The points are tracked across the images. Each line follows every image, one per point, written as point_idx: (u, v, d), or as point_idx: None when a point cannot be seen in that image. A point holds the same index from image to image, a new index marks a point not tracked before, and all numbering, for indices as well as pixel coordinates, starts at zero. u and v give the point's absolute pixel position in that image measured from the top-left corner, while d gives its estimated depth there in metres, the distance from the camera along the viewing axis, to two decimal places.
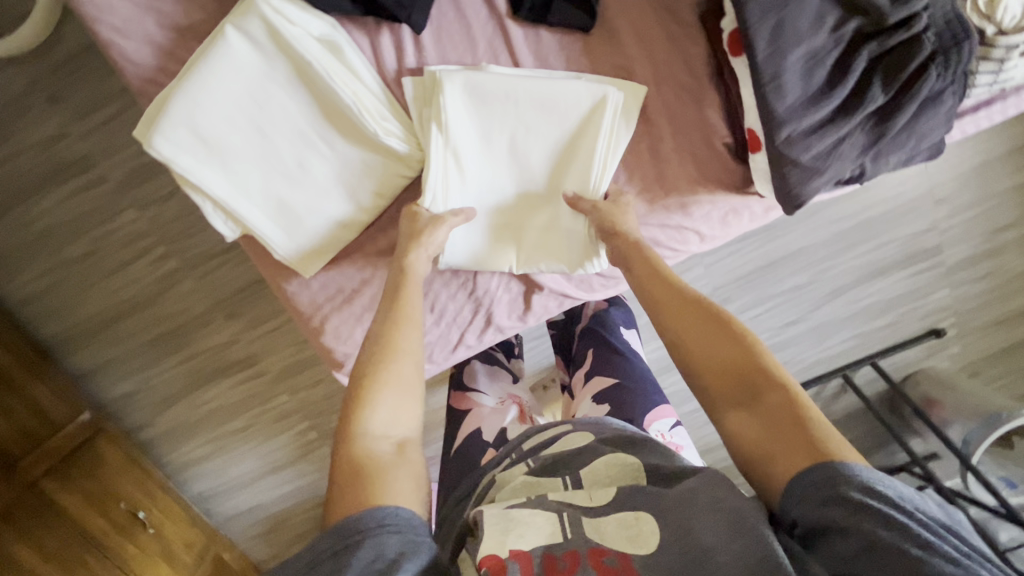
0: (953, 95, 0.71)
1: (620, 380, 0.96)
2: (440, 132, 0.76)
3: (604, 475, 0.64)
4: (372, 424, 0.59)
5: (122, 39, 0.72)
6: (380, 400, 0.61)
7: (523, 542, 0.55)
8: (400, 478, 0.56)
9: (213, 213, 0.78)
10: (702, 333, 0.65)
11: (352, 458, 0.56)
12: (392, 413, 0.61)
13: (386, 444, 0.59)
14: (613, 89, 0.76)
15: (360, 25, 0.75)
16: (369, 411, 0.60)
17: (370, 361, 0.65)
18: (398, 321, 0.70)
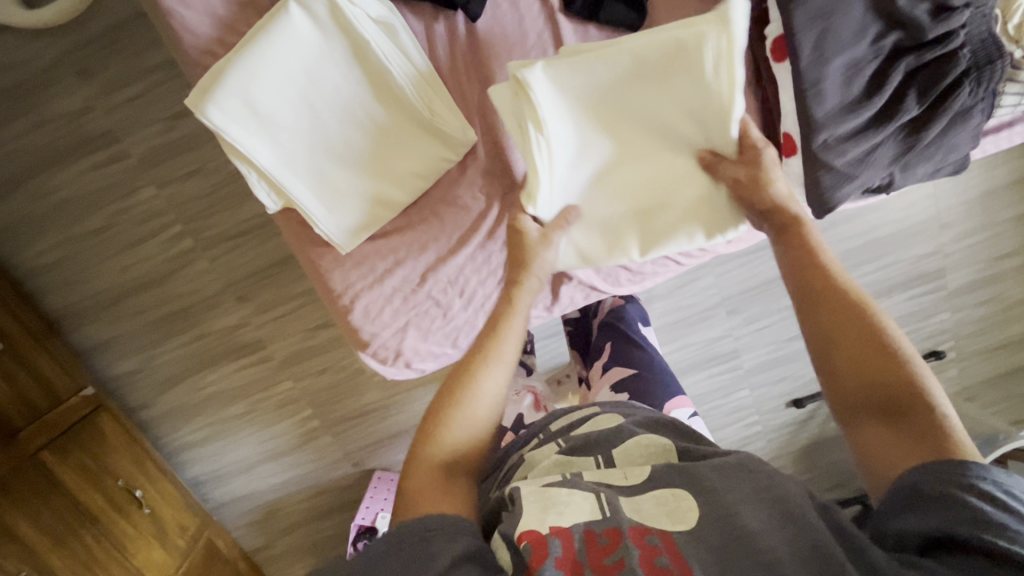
0: (982, 112, 0.74)
1: (637, 371, 1.00)
2: (540, 132, 0.73)
3: (635, 455, 0.67)
4: (439, 449, 0.65)
5: (185, 9, 0.74)
6: (449, 426, 0.67)
7: (562, 519, 0.56)
8: (454, 497, 0.62)
9: (257, 183, 0.79)
10: (858, 335, 0.60)
11: (416, 473, 0.63)
12: (458, 439, 0.67)
13: (447, 465, 0.65)
14: (708, 28, 0.66)
15: (417, 12, 0.78)
16: (440, 435, 0.66)
17: (449, 393, 0.70)
18: (478, 356, 0.73)
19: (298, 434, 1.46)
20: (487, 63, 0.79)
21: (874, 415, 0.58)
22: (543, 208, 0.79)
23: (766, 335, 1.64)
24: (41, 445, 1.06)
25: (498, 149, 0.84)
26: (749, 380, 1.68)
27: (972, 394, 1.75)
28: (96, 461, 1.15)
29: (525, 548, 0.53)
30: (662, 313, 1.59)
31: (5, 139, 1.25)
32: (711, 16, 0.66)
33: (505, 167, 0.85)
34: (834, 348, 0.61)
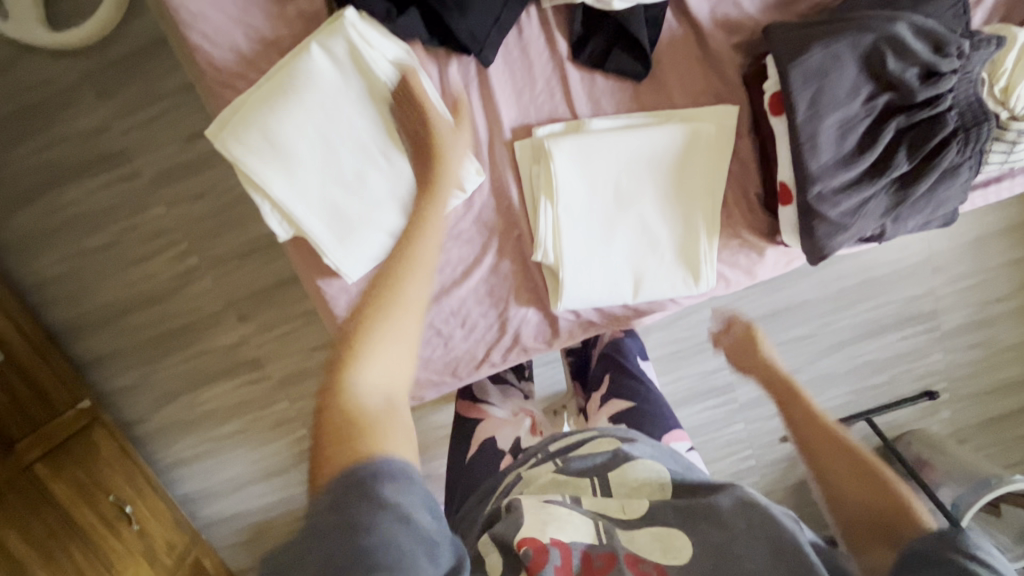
0: (970, 170, 0.77)
1: (635, 405, 1.01)
2: (553, 196, 0.84)
3: (630, 483, 0.68)
4: (366, 374, 0.46)
5: (210, 47, 0.77)
6: (378, 340, 0.48)
7: (562, 533, 0.59)
8: (398, 435, 0.47)
9: (270, 213, 0.82)
10: (844, 465, 0.67)
11: (337, 415, 0.45)
12: (393, 355, 0.48)
13: (380, 396, 0.47)
14: (698, 123, 0.82)
15: (431, 54, 0.82)
16: (359, 363, 0.46)
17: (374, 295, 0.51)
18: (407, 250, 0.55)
19: (291, 455, 1.46)
20: (497, 105, 0.83)
21: (874, 532, 0.60)
22: (548, 255, 0.87)
23: None
24: (36, 458, 1.07)
25: (505, 187, 0.87)
26: (744, 414, 1.68)
27: (965, 435, 1.76)
28: (90, 477, 1.15)
29: (526, 554, 0.55)
30: (659, 344, 1.61)
31: (22, 154, 1.28)
32: (707, 112, 0.82)
33: (510, 205, 0.88)
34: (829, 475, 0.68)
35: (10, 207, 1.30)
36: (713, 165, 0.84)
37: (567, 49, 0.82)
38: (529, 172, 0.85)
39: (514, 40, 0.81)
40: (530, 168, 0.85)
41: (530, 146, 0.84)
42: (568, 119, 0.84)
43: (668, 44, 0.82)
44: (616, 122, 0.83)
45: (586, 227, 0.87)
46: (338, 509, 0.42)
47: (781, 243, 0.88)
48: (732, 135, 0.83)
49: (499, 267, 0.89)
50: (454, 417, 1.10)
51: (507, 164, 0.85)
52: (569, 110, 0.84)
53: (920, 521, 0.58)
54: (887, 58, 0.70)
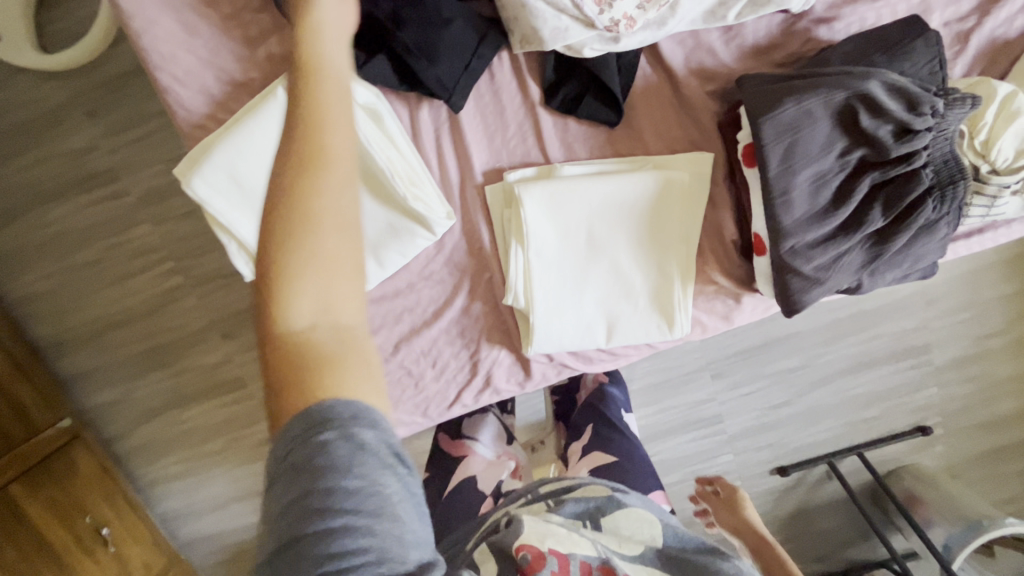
0: (948, 225, 0.75)
1: (614, 460, 0.99)
2: (523, 240, 0.83)
3: (621, 531, 0.69)
4: (303, 311, 0.41)
5: (180, 87, 0.77)
6: (303, 275, 0.41)
7: (560, 545, 0.62)
8: (354, 365, 0.42)
9: (237, 253, 0.81)
10: None
11: (283, 366, 0.41)
12: (334, 282, 0.42)
13: (322, 327, 0.42)
14: (671, 171, 0.81)
15: (402, 97, 0.81)
16: (285, 303, 0.41)
17: (282, 220, 0.42)
18: (305, 160, 0.43)
19: None
20: (468, 148, 0.82)
21: None
22: (519, 298, 0.85)
23: (752, 399, 1.63)
24: (12, 477, 1.03)
25: (476, 229, 0.85)
26: (733, 444, 1.66)
27: (960, 471, 1.72)
28: (67, 493, 1.10)
29: (524, 557, 0.60)
30: (646, 373, 1.59)
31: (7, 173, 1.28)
32: (680, 161, 0.81)
33: (482, 248, 0.86)
34: None
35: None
36: (687, 211, 0.83)
37: (539, 93, 0.81)
38: (501, 216, 0.84)
39: (486, 83, 0.80)
40: (501, 212, 0.84)
41: (501, 190, 0.83)
42: (541, 164, 0.83)
43: (642, 89, 0.81)
44: (588, 168, 0.82)
45: (557, 271, 0.85)
46: (300, 464, 0.39)
47: (758, 292, 0.87)
48: (706, 182, 0.82)
49: (470, 309, 0.88)
50: (436, 450, 1.09)
51: (477, 207, 0.84)
52: (541, 154, 0.83)
53: None
54: (859, 114, 0.69)
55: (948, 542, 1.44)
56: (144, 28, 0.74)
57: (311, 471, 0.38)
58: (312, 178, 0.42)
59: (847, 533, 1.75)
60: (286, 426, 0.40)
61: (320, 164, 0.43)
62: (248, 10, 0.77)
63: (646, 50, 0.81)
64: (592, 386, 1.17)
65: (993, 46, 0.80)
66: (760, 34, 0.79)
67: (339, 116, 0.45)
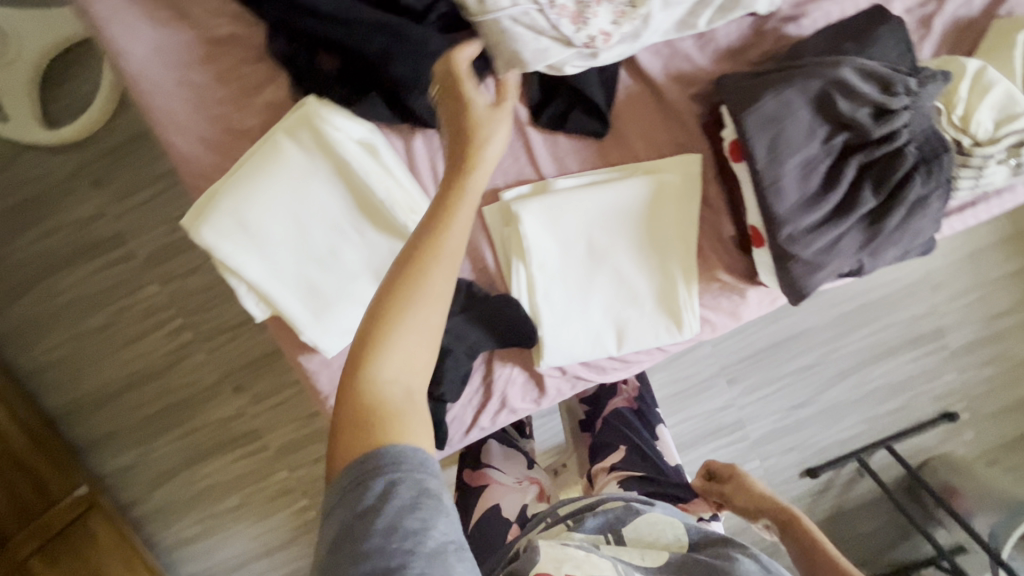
0: (939, 199, 0.77)
1: (643, 475, 1.00)
2: (525, 255, 0.84)
3: (645, 537, 0.70)
4: (383, 372, 0.47)
5: (184, 141, 0.80)
6: (395, 339, 0.48)
7: (578, 571, 0.60)
8: (420, 424, 0.48)
9: (247, 294, 0.82)
10: None
11: (354, 397, 0.47)
12: (407, 352, 0.48)
13: (400, 388, 0.48)
14: (662, 174, 0.83)
15: (396, 130, 0.83)
16: (385, 350, 0.48)
17: (395, 294, 0.49)
18: (423, 255, 0.50)
19: (292, 528, 1.41)
20: None
21: None
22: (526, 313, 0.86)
23: (771, 402, 1.61)
24: (31, 551, 1.00)
25: (479, 251, 0.87)
26: (758, 450, 1.62)
27: (992, 457, 1.69)
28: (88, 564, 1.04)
29: None
30: (662, 385, 1.58)
31: (16, 247, 1.31)
32: (670, 165, 0.84)
33: (486, 269, 0.88)
34: None
35: (9, 298, 1.32)
36: (681, 212, 0.85)
37: (527, 113, 0.84)
38: (501, 235, 0.86)
39: None
40: (501, 231, 0.86)
41: (499, 210, 0.85)
42: (535, 181, 0.85)
43: (625, 99, 0.84)
44: (581, 179, 0.84)
45: (560, 282, 0.87)
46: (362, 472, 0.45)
47: (762, 285, 0.88)
48: (698, 182, 0.84)
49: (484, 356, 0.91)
50: (459, 485, 1.06)
51: (477, 228, 0.86)
52: (534, 171, 0.85)
53: None
54: (836, 99, 0.71)
55: (993, 530, 1.39)
56: (147, 89, 0.78)
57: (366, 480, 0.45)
58: (412, 279, 0.49)
59: (889, 533, 1.69)
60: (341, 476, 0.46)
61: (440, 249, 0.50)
62: (242, 62, 0.81)
63: (625, 63, 0.84)
64: (608, 411, 1.17)
65: (956, 26, 0.84)
66: (732, 37, 0.82)
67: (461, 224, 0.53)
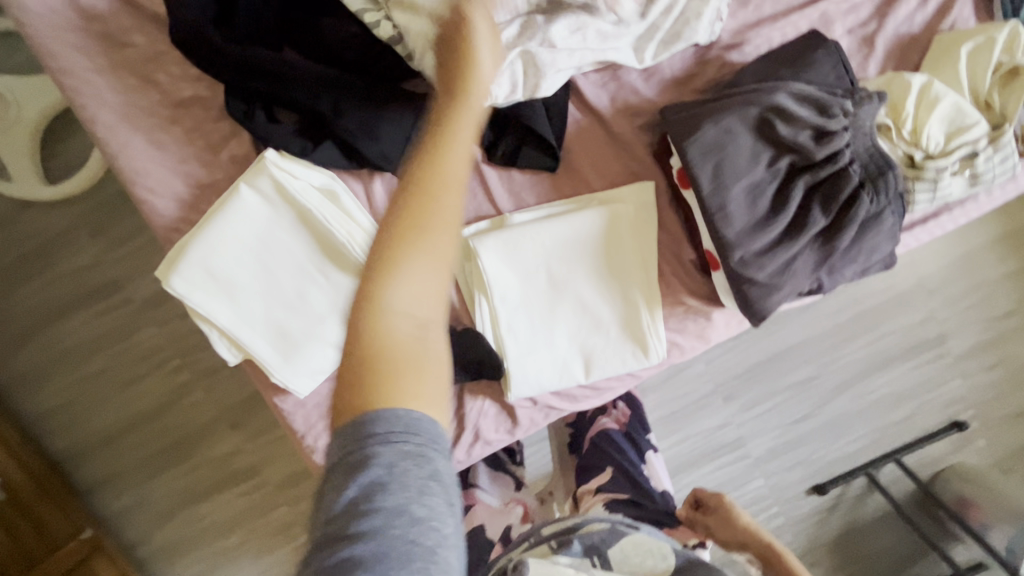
0: (893, 214, 0.76)
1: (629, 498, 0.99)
2: (486, 289, 0.86)
3: (630, 561, 0.71)
4: (393, 302, 0.45)
5: (154, 198, 0.83)
6: (407, 269, 0.45)
7: None
8: (433, 370, 0.46)
9: (218, 340, 0.85)
10: None
11: (364, 336, 0.45)
12: (424, 281, 0.46)
13: (411, 323, 0.45)
14: (615, 204, 0.85)
15: (355, 174, 0.86)
16: (396, 279, 0.45)
17: (402, 219, 0.46)
18: (430, 167, 0.47)
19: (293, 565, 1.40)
20: None
21: None
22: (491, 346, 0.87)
23: (771, 418, 1.58)
24: None
25: None
26: (762, 468, 1.58)
27: (1009, 465, 1.63)
28: None
29: None
30: (657, 405, 1.55)
31: (19, 298, 1.36)
32: (622, 194, 0.85)
33: (450, 304, 0.89)
34: None
35: (14, 347, 1.37)
36: (637, 240, 0.86)
37: (481, 152, 0.86)
38: (463, 270, 0.87)
39: None
40: (462, 266, 0.87)
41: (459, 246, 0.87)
42: (493, 216, 0.87)
43: (575, 133, 0.86)
44: (536, 213, 0.86)
45: (523, 313, 0.88)
46: (367, 443, 0.42)
47: (725, 306, 0.88)
48: (651, 210, 0.86)
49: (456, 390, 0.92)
50: None
51: None
52: (492, 207, 0.87)
53: None
54: (775, 124, 0.72)
55: (1011, 545, 1.34)
56: (118, 150, 0.82)
57: (373, 456, 0.42)
58: (425, 188, 0.46)
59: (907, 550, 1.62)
60: (349, 429, 0.43)
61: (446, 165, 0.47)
62: (207, 120, 0.85)
63: (573, 97, 0.86)
64: (594, 431, 1.11)
65: (900, 42, 0.85)
66: (676, 67, 0.85)
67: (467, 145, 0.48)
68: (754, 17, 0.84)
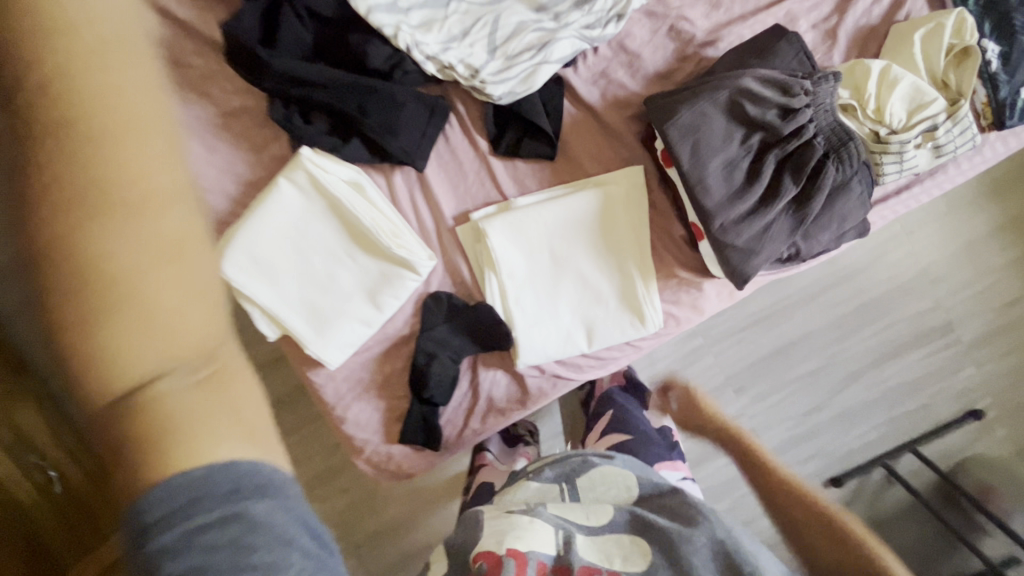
0: (859, 182, 0.85)
1: (628, 437, 1.03)
2: (495, 266, 0.96)
3: (595, 490, 0.82)
4: (123, 386, 0.37)
5: (207, 195, 0.97)
6: (114, 339, 0.37)
7: (519, 544, 0.66)
8: (208, 421, 0.39)
9: (260, 317, 0.96)
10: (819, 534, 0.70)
11: (112, 440, 0.38)
12: (148, 330, 0.38)
13: (155, 382, 0.38)
14: (609, 186, 0.95)
15: (378, 169, 0.98)
16: (121, 359, 0.37)
17: (81, 290, 0.37)
18: (73, 204, 0.38)
19: None
20: (437, 199, 0.98)
21: None
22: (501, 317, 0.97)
23: (784, 411, 1.61)
24: None
25: (456, 267, 0.99)
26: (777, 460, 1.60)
27: None
28: None
29: (481, 566, 0.64)
30: None
31: None
32: (615, 178, 0.95)
33: (464, 281, 1.00)
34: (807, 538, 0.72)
35: None
36: (630, 218, 0.95)
37: (487, 144, 0.97)
38: (474, 250, 0.98)
39: (443, 144, 0.97)
40: (473, 246, 0.98)
41: (470, 228, 0.98)
42: (499, 202, 0.98)
43: (571, 125, 0.97)
44: (538, 197, 0.97)
45: (529, 288, 0.97)
46: (152, 541, 0.36)
47: (715, 277, 0.96)
48: (641, 190, 0.95)
49: (466, 361, 1.01)
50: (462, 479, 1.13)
51: (453, 247, 0.98)
52: (498, 193, 0.98)
53: None
54: (745, 104, 0.82)
55: None
56: None
57: (166, 552, 0.36)
58: (93, 226, 0.38)
59: None
60: (133, 536, 0.37)
61: (108, 198, 0.39)
62: (252, 127, 0.98)
63: (568, 94, 0.97)
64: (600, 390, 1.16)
65: (860, 33, 0.94)
66: (658, 63, 0.95)
67: (134, 106, 0.42)
68: (725, 18, 0.95)
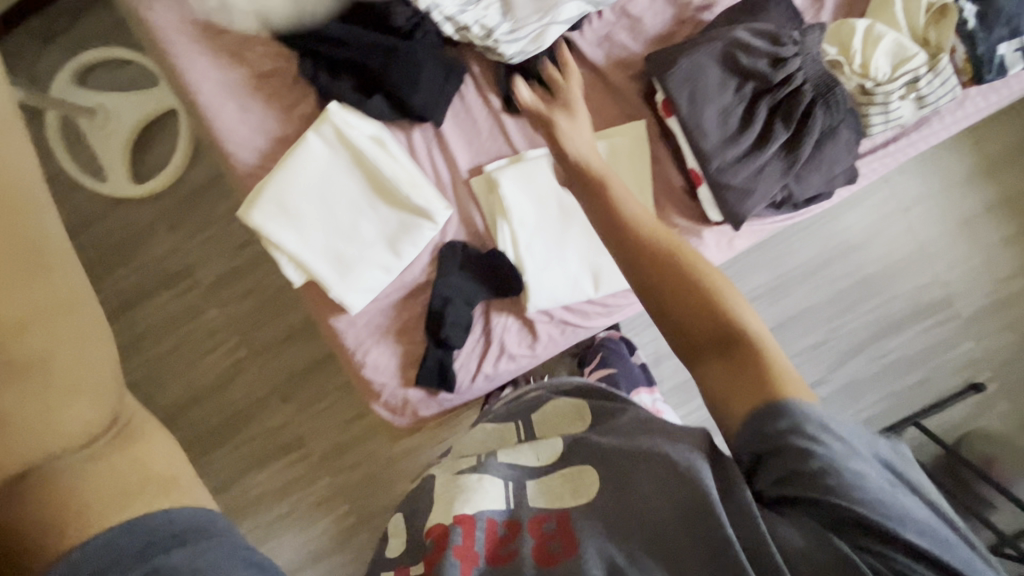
0: (846, 128, 0.91)
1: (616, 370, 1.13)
2: (507, 214, 1.03)
3: (548, 422, 0.90)
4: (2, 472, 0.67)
5: (242, 152, 1.04)
6: (57, 441, 0.71)
7: (469, 509, 0.72)
8: (107, 475, 0.71)
9: (287, 263, 1.03)
10: (673, 281, 0.69)
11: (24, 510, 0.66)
12: (72, 417, 0.72)
13: (53, 468, 0.70)
14: (614, 138, 1.01)
15: (399, 125, 1.05)
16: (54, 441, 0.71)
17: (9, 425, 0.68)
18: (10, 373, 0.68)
19: (337, 532, 1.53)
20: (454, 153, 1.05)
21: (713, 352, 0.65)
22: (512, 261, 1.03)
23: None
24: None
25: (470, 216, 1.06)
26: None
27: None
28: None
29: (431, 539, 0.71)
30: None
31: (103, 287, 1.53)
32: (619, 131, 1.02)
33: (477, 231, 1.06)
34: (662, 292, 0.69)
35: None
36: (633, 169, 1.02)
37: (500, 102, 1.05)
38: (488, 201, 1.05)
39: (458, 102, 1.05)
40: (486, 197, 1.05)
41: (483, 180, 1.05)
42: (511, 155, 1.05)
43: None
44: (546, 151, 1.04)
45: (539, 236, 1.04)
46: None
47: (715, 224, 1.01)
48: (644, 142, 1.02)
49: (480, 306, 1.07)
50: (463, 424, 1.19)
51: (468, 198, 1.06)
52: (510, 148, 1.05)
53: (744, 329, 0.65)
54: (737, 55, 0.89)
55: None
56: (215, 114, 1.03)
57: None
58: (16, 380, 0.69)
59: None
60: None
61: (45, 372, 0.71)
62: (283, 89, 1.06)
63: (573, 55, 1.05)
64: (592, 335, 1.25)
65: None
66: (658, 26, 1.03)
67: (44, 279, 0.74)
68: None
